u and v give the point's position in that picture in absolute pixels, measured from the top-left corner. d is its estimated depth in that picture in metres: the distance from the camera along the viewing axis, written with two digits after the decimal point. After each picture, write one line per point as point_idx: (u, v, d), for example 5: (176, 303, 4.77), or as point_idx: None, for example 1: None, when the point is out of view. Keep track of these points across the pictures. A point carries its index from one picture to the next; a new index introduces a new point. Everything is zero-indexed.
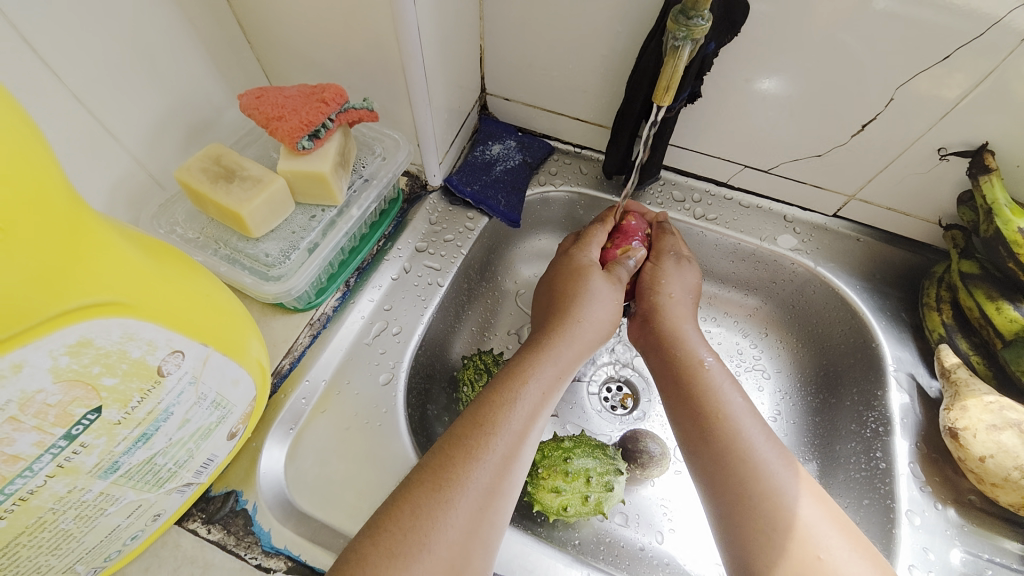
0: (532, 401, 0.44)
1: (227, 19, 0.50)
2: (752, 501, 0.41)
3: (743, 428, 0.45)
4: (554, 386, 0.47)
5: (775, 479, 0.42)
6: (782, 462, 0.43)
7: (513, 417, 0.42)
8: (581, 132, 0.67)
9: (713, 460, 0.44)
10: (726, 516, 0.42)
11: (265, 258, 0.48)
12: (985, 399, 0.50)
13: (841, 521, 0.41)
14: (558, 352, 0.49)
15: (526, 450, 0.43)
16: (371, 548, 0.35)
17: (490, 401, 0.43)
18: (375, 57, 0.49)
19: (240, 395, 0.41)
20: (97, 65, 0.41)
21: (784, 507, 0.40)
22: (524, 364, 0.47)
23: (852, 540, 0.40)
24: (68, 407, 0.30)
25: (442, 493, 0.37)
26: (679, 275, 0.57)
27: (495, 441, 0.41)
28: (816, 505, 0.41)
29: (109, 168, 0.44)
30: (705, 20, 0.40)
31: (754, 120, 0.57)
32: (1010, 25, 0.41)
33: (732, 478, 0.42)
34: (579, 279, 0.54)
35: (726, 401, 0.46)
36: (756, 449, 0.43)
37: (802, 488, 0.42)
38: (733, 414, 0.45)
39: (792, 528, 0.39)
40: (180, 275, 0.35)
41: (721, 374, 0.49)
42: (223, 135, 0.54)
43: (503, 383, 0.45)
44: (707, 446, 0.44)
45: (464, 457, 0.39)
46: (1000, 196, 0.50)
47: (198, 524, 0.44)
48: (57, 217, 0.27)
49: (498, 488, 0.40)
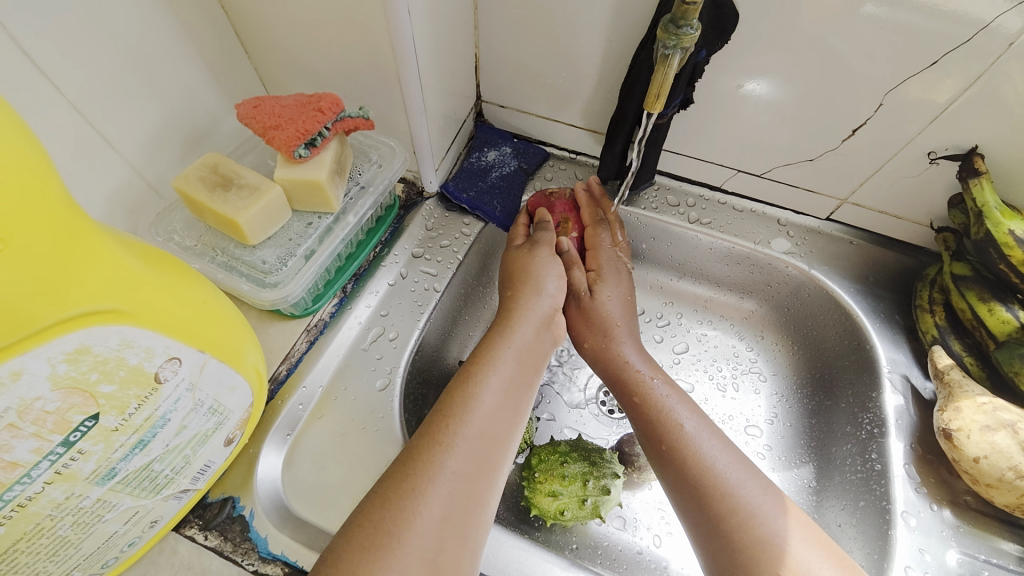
0: (495, 391, 0.44)
1: (225, 29, 0.51)
2: (715, 519, 0.41)
3: (698, 448, 0.45)
4: (516, 367, 0.47)
5: (736, 494, 0.42)
6: (747, 476, 0.43)
7: (475, 399, 0.43)
8: (576, 138, 0.68)
9: (679, 475, 0.45)
10: (702, 529, 0.42)
11: (262, 265, 0.48)
12: (979, 400, 0.51)
13: (813, 531, 0.41)
14: (512, 334, 0.49)
15: (503, 427, 0.43)
16: (344, 545, 0.35)
17: (453, 391, 0.44)
18: (371, 65, 0.49)
19: (237, 401, 0.41)
20: (96, 76, 0.41)
21: (749, 520, 0.41)
22: (484, 351, 0.48)
23: (822, 548, 0.40)
24: (66, 414, 0.30)
25: (411, 482, 0.38)
26: (595, 304, 0.56)
27: (458, 424, 0.41)
28: (784, 515, 0.42)
29: (107, 177, 0.45)
30: (694, 29, 0.41)
31: (747, 124, 0.57)
32: (999, 29, 0.42)
33: (701, 490, 0.43)
34: (521, 273, 0.55)
35: (679, 424, 0.47)
36: (713, 468, 0.44)
37: (768, 500, 0.42)
38: (685, 439, 0.46)
39: (757, 542, 0.40)
40: (177, 282, 0.36)
41: (674, 399, 0.49)
42: (221, 143, 0.55)
43: (461, 371, 0.46)
44: (671, 466, 0.45)
45: (429, 445, 0.40)
46: (990, 199, 0.50)
47: (195, 531, 0.44)
48: (56, 226, 0.27)
49: (473, 469, 0.40)
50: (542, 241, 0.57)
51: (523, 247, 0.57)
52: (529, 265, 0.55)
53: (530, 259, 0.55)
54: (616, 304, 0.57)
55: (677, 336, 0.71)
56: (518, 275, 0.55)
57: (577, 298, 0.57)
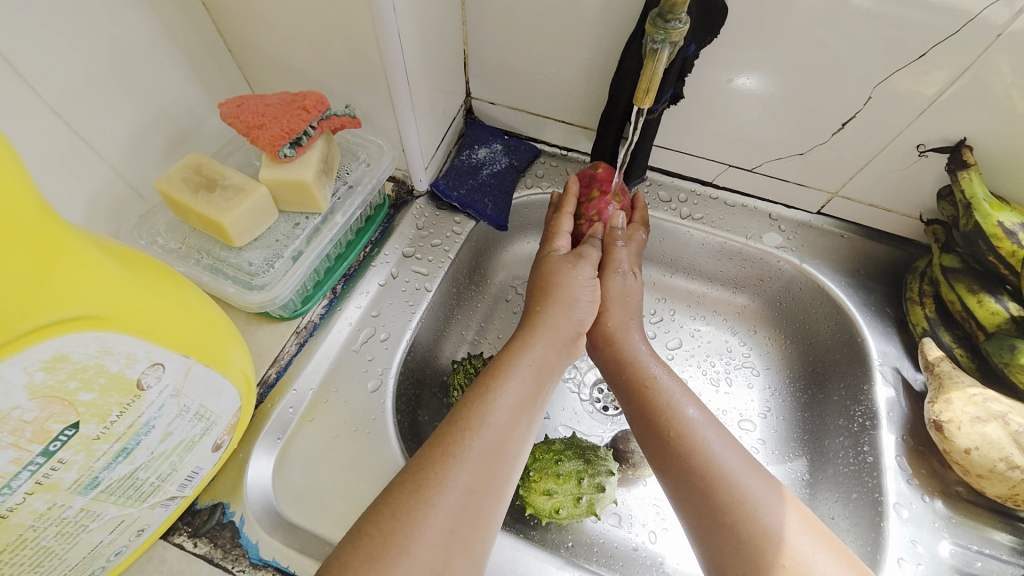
0: (510, 403, 0.44)
1: (207, 27, 0.50)
2: (719, 514, 0.41)
3: (701, 440, 0.45)
4: (533, 386, 0.46)
5: (739, 486, 0.42)
6: (748, 469, 0.43)
7: (489, 414, 0.42)
8: (567, 135, 0.67)
9: (681, 470, 0.44)
10: (701, 524, 0.42)
11: (248, 267, 0.47)
12: (969, 391, 0.51)
13: (814, 525, 0.41)
14: (528, 348, 0.49)
15: (514, 446, 0.43)
16: (353, 555, 0.34)
17: (469, 401, 0.44)
18: (357, 63, 0.48)
19: (224, 406, 0.40)
20: (74, 76, 0.40)
21: (752, 514, 0.40)
22: (502, 364, 0.47)
23: (825, 543, 0.40)
24: (45, 423, 0.29)
25: (421, 493, 0.37)
26: (632, 286, 0.56)
27: (474, 437, 0.41)
28: (787, 509, 0.41)
29: (88, 180, 0.44)
30: (682, 23, 0.40)
31: (737, 119, 0.57)
32: (987, 21, 0.42)
33: (703, 485, 0.43)
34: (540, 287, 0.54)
35: (681, 415, 0.46)
36: (716, 459, 0.43)
37: (772, 494, 0.42)
38: (689, 428, 0.45)
39: (758, 535, 0.40)
40: (159, 286, 0.35)
41: (675, 387, 0.49)
42: (204, 144, 0.54)
43: (477, 384, 0.46)
44: (670, 459, 0.45)
45: (442, 455, 0.40)
46: (978, 190, 0.50)
47: (183, 538, 0.44)
48: (28, 231, 0.26)
49: (482, 483, 0.39)
50: (587, 259, 0.54)
51: (566, 259, 0.55)
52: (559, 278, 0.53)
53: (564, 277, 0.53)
54: (635, 296, 0.56)
55: (670, 332, 0.71)
56: (547, 289, 0.53)
57: (620, 274, 0.56)
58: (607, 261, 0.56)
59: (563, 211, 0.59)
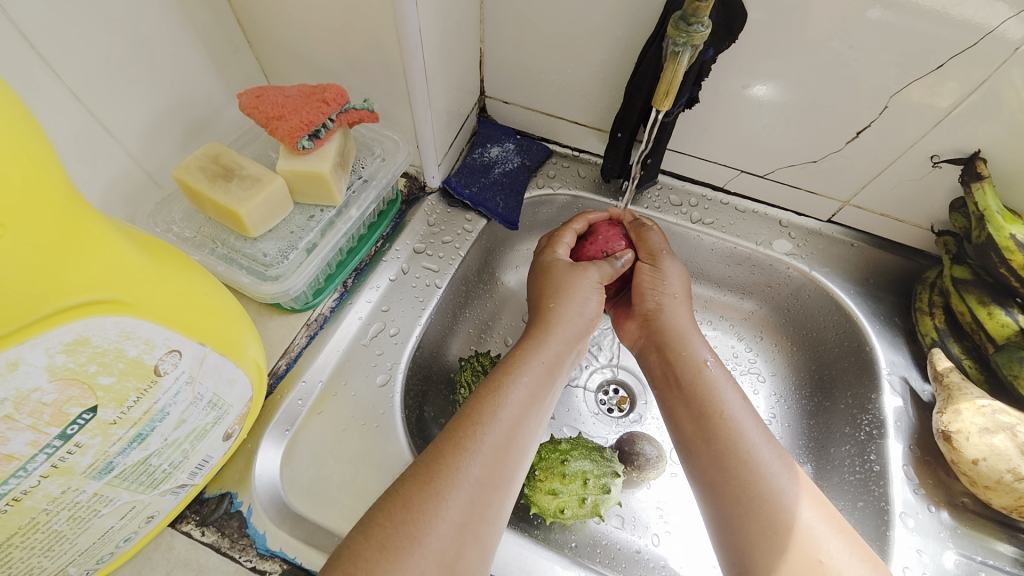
0: (520, 402, 0.43)
1: (227, 19, 0.50)
2: (752, 506, 0.41)
3: (743, 430, 0.45)
4: (544, 380, 0.46)
5: (774, 482, 0.42)
6: (782, 466, 0.43)
7: (502, 409, 0.42)
8: (579, 136, 0.68)
9: (713, 461, 0.44)
10: (726, 520, 0.42)
11: (263, 258, 0.47)
12: (978, 402, 0.51)
13: (841, 525, 0.41)
14: (542, 343, 0.48)
15: (523, 441, 0.43)
16: (363, 544, 0.35)
17: (480, 397, 0.43)
18: (376, 59, 0.49)
19: (236, 395, 0.40)
20: (95, 62, 0.40)
21: (784, 510, 0.41)
22: (514, 358, 0.47)
23: (851, 543, 0.40)
24: (63, 406, 0.29)
25: (433, 486, 0.37)
26: (665, 267, 0.55)
27: (485, 431, 0.41)
28: (815, 508, 0.41)
29: (104, 166, 0.44)
30: (704, 27, 0.40)
31: (750, 125, 0.57)
32: (1003, 35, 0.42)
33: (735, 478, 0.43)
34: (565, 272, 0.53)
35: (725, 402, 0.47)
36: (755, 453, 0.43)
37: (801, 491, 0.42)
38: (731, 415, 0.46)
39: (787, 530, 0.40)
40: (176, 273, 0.35)
41: (722, 377, 0.49)
42: (221, 134, 0.54)
43: (491, 379, 0.45)
44: (706, 449, 0.45)
45: (454, 449, 0.39)
46: (992, 203, 0.50)
47: (191, 527, 0.44)
48: (56, 213, 0.27)
49: (495, 477, 0.39)
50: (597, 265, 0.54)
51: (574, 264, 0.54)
52: (566, 273, 0.53)
53: (573, 274, 0.52)
54: (680, 277, 0.55)
55: None
56: (555, 282, 0.52)
57: (668, 254, 0.56)
58: (648, 246, 0.57)
59: (570, 225, 0.58)
